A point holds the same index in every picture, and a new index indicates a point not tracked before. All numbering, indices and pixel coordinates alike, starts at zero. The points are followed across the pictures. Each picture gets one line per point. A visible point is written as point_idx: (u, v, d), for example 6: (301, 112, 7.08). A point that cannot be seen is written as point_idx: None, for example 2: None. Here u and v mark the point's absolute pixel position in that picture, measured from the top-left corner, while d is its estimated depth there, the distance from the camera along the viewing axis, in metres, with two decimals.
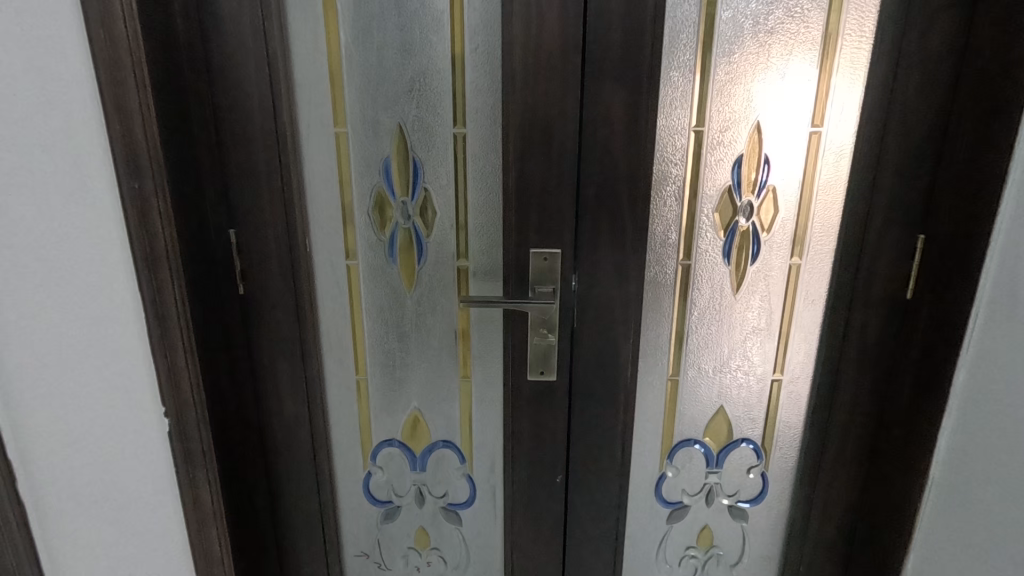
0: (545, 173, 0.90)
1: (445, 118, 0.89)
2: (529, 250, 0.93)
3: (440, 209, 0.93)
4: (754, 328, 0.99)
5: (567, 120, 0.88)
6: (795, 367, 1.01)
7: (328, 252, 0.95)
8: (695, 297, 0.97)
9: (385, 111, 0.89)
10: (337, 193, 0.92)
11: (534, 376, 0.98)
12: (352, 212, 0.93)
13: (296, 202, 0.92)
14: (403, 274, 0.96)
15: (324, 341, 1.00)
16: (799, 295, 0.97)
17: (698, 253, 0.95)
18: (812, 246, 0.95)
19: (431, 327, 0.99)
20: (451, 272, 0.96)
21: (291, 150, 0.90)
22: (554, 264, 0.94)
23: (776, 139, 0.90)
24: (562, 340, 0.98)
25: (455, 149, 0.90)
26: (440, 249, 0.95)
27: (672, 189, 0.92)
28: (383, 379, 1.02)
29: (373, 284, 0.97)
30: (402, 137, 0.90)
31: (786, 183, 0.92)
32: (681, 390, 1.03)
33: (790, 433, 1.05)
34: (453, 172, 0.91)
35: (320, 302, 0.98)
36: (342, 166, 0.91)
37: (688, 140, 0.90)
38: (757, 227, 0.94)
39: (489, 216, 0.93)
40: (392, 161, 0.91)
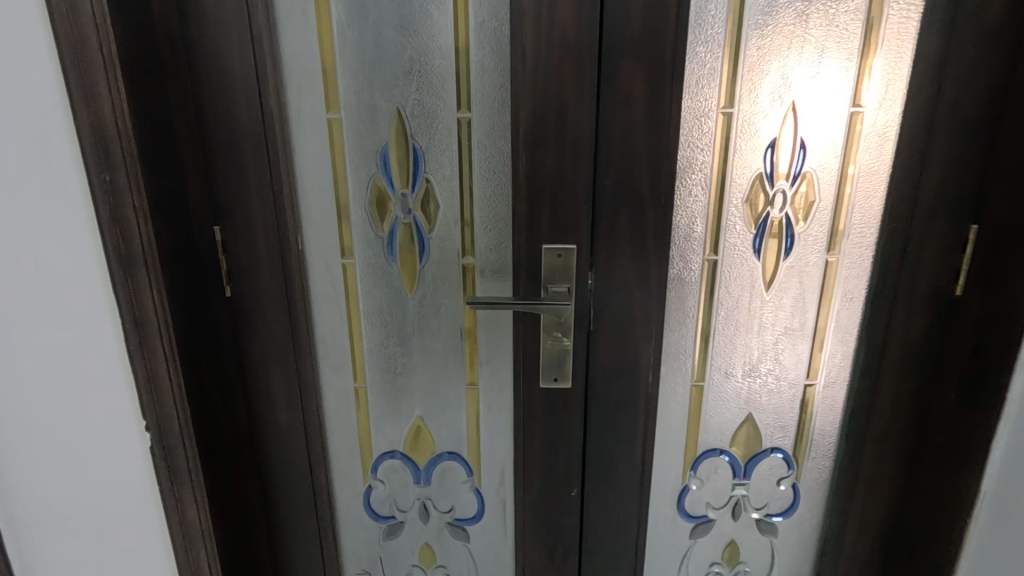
0: (559, 159, 0.82)
1: (449, 102, 0.81)
2: (543, 246, 0.85)
3: (443, 203, 0.85)
4: (786, 329, 0.91)
5: (583, 102, 0.80)
6: (830, 370, 0.93)
7: (322, 251, 0.88)
8: (722, 295, 0.89)
9: (382, 95, 0.81)
10: (332, 186, 0.85)
11: (547, 384, 0.90)
12: (347, 206, 0.85)
13: (286, 195, 0.84)
14: (404, 273, 0.88)
15: (319, 346, 0.92)
16: (837, 293, 0.89)
17: (726, 247, 0.87)
18: (851, 239, 0.86)
19: (435, 330, 0.91)
20: (456, 270, 0.88)
21: (280, 139, 0.82)
22: (569, 261, 0.85)
23: (813, 122, 0.82)
24: (578, 343, 0.90)
25: (459, 136, 0.82)
26: (444, 246, 0.87)
27: (698, 178, 0.84)
28: (383, 386, 0.94)
29: (372, 285, 0.89)
30: (401, 123, 0.82)
31: (824, 169, 0.83)
32: (706, 397, 0.95)
33: (824, 442, 0.97)
34: (458, 161, 0.83)
35: (315, 304, 0.90)
36: (336, 156, 0.83)
37: (716, 123, 0.82)
38: (791, 218, 0.85)
39: (498, 210, 0.85)
40: (390, 150, 0.83)
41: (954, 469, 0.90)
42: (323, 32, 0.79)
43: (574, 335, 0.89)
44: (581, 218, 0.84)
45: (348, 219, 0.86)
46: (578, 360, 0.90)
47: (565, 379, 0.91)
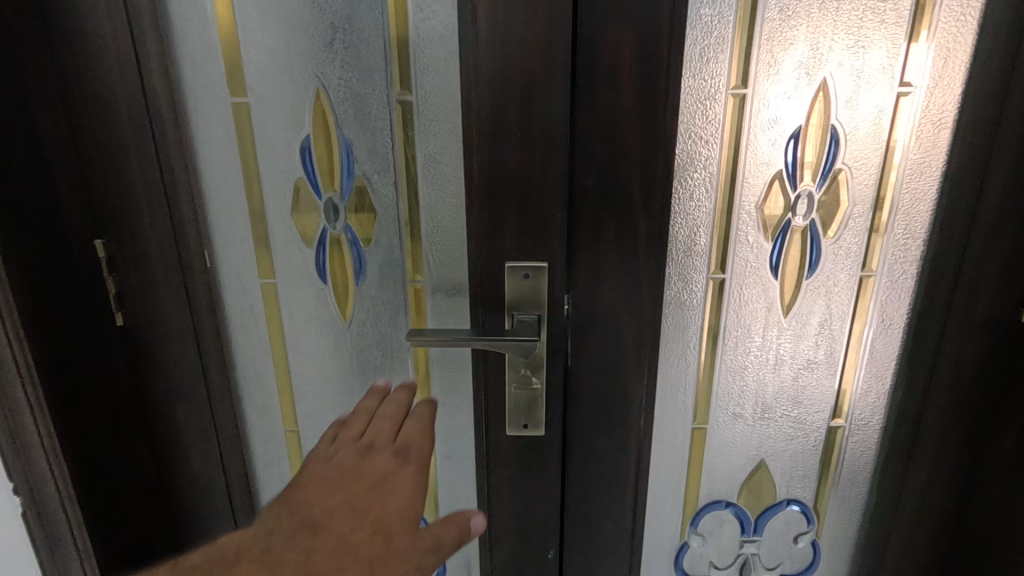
0: (526, 155, 0.63)
1: (385, 82, 0.64)
2: (505, 263, 0.67)
3: (381, 209, 0.68)
4: (808, 363, 0.74)
5: (556, 79, 0.61)
6: (861, 411, 0.77)
7: (237, 268, 0.71)
8: (731, 321, 0.72)
9: (301, 73, 0.64)
10: (243, 188, 0.68)
11: (515, 432, 0.73)
12: (264, 214, 0.69)
13: (187, 201, 0.68)
14: (337, 296, 0.72)
15: (240, 383, 0.75)
16: (872, 318, 0.72)
17: (736, 262, 0.70)
18: (892, 253, 0.69)
19: (378, 365, 0.74)
20: (402, 292, 0.71)
21: (174, 129, 0.65)
22: (539, 283, 0.68)
23: (848, 106, 0.64)
24: (553, 382, 0.72)
25: (399, 125, 0.65)
26: (386, 263, 0.70)
27: (702, 177, 0.67)
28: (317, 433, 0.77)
29: (299, 310, 0.72)
30: (325, 109, 0.65)
31: (860, 165, 0.66)
32: (710, 442, 0.78)
33: (852, 493, 0.81)
34: (399, 158, 0.66)
35: (230, 335, 0.73)
36: (246, 151, 0.66)
37: (725, 107, 0.65)
38: (817, 228, 0.69)
39: (451, 218, 0.68)
40: (313, 143, 0.66)
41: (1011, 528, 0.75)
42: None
43: (547, 373, 0.72)
44: (555, 229, 0.66)
45: (267, 229, 0.69)
46: (553, 403, 0.73)
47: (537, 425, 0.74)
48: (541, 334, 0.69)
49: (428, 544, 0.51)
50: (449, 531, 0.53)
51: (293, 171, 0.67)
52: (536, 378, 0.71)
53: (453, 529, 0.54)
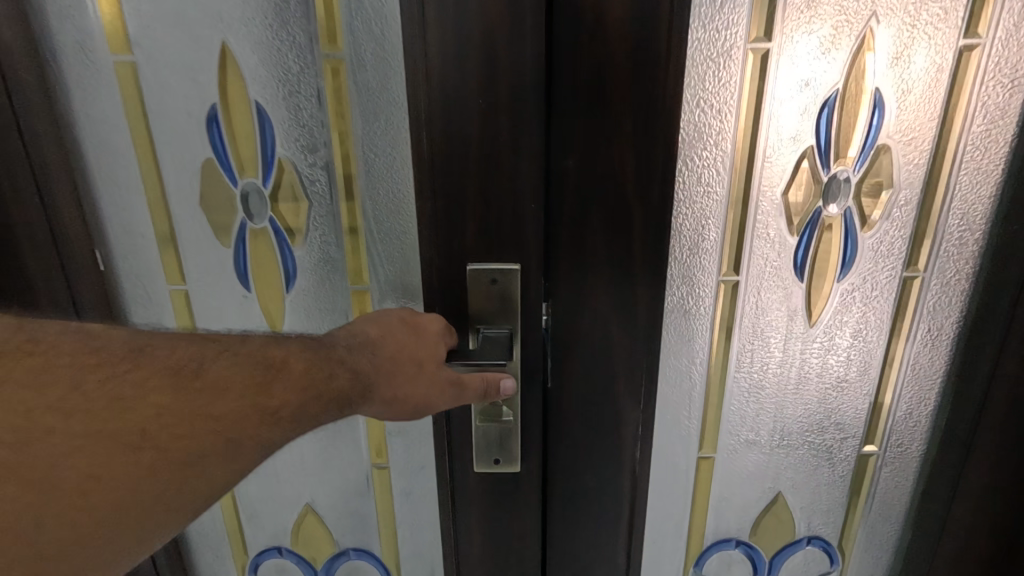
0: (489, 130, 0.50)
1: (309, 37, 0.50)
2: (468, 265, 0.54)
3: (314, 199, 0.55)
4: (838, 381, 0.62)
5: (526, 30, 0.48)
6: (898, 436, 0.64)
7: (140, 272, 0.58)
8: (746, 331, 0.60)
9: (199, 22, 0.50)
10: (142, 175, 0.54)
11: (485, 468, 0.61)
12: (168, 205, 0.55)
13: (65, 190, 0.54)
14: (266, 307, 0.59)
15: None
16: (917, 327, 0.60)
17: (753, 261, 0.57)
18: (942, 249, 0.57)
19: None
20: (343, 299, 0.58)
21: (42, 97, 0.52)
22: (511, 288, 0.55)
23: (896, 65, 0.51)
24: (529, 409, 0.60)
25: (330, 93, 0.51)
26: (322, 265, 0.57)
27: (713, 155, 0.53)
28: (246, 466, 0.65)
29: (218, 322, 0.59)
30: (235, 71, 0.51)
31: (908, 140, 0.53)
32: (718, 474, 0.66)
33: (883, 528, 0.69)
34: (333, 134, 0.52)
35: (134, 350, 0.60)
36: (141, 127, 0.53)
37: (743, 66, 0.51)
38: (853, 218, 0.56)
39: (400, 210, 0.54)
40: (224, 115, 0.52)
41: None
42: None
43: (522, 399, 0.59)
44: (528, 223, 0.53)
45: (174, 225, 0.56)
46: (531, 433, 0.61)
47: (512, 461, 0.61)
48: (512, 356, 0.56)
49: (455, 388, 0.51)
50: (477, 383, 0.52)
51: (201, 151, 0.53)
52: (508, 407, 0.58)
53: (481, 382, 0.52)
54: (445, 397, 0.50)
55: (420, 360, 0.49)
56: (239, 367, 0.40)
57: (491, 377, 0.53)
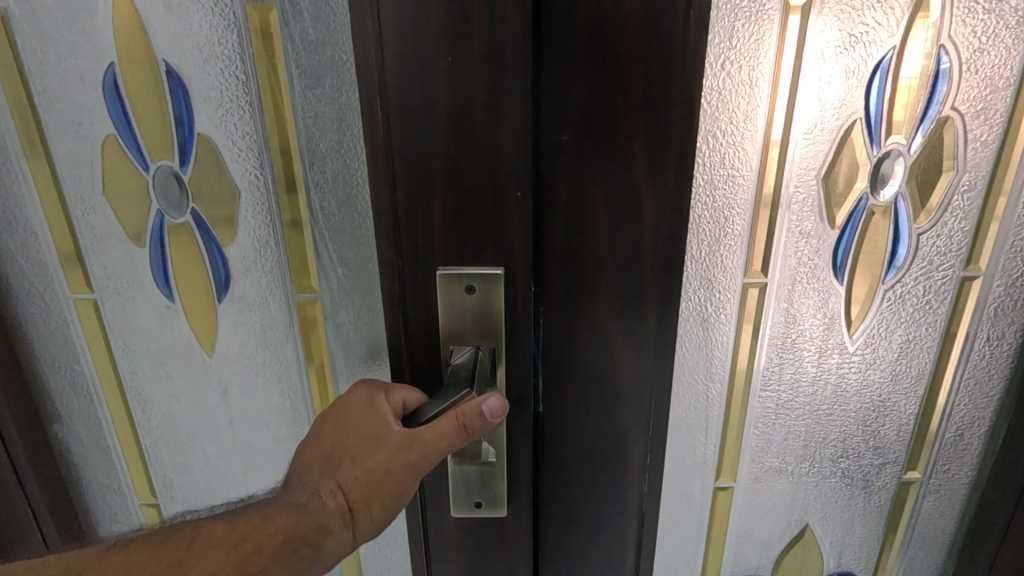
0: (462, 92, 0.40)
1: (233, 6, 0.49)
2: (437, 271, 0.44)
3: (243, 183, 0.53)
4: (880, 400, 0.53)
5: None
6: (946, 460, 0.55)
7: (30, 263, 0.59)
8: (773, 343, 0.50)
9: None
10: (37, 164, 0.57)
11: (464, 514, 0.51)
12: (72, 186, 0.57)
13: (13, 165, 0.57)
14: (189, 303, 0.58)
15: (87, 387, 0.63)
16: (974, 335, 0.50)
17: (786, 258, 0.47)
18: (1008, 244, 0.48)
19: (266, 368, 0.59)
20: (277, 279, 0.55)
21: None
22: (488, 296, 0.45)
23: (969, 19, 0.42)
24: (516, 439, 0.50)
25: (259, 64, 0.50)
26: (258, 257, 0.55)
27: (739, 129, 0.44)
28: (163, 449, 0.65)
29: (137, 311, 0.60)
30: (160, 43, 0.51)
31: (975, 111, 0.44)
32: (736, 506, 0.57)
33: (924, 563, 0.60)
34: (259, 110, 0.51)
35: (25, 338, 0.62)
36: (42, 109, 0.55)
37: (781, 17, 0.41)
38: (904, 205, 0.46)
39: (339, 197, 0.52)
40: (155, 90, 0.53)
41: None
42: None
43: (508, 428, 0.49)
44: (514, 216, 0.43)
45: (82, 208, 0.58)
46: (520, 468, 0.51)
47: (498, 505, 0.51)
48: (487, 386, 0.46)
49: (417, 450, 0.42)
50: (446, 425, 0.42)
51: (126, 128, 0.54)
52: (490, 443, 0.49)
53: (452, 421, 0.42)
54: (409, 471, 0.43)
55: (367, 442, 0.43)
56: (148, 551, 0.38)
57: (466, 410, 0.43)
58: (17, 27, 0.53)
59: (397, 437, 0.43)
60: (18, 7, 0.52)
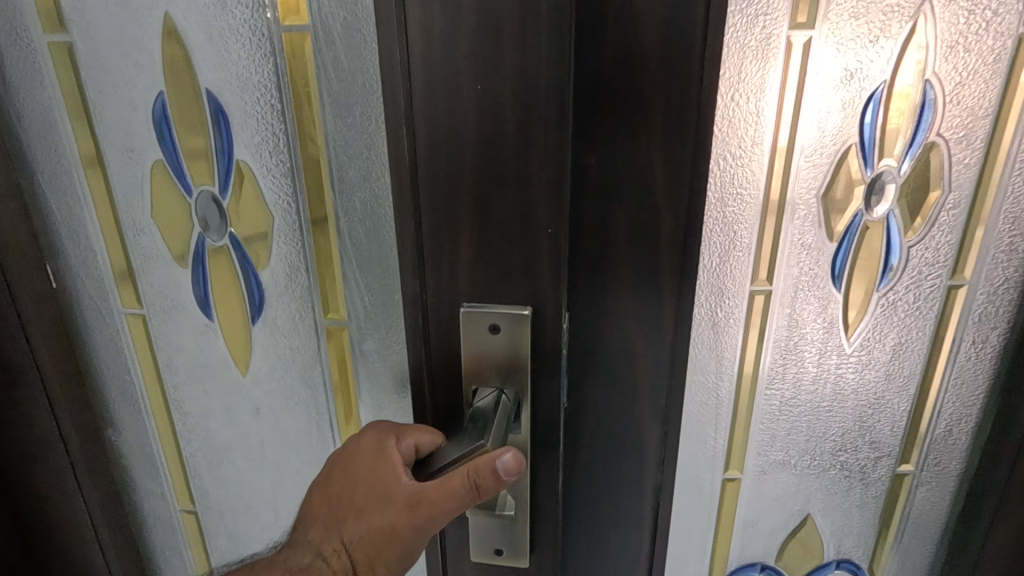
0: (490, 124, 0.44)
1: (272, 38, 0.54)
2: (460, 308, 0.50)
3: (276, 209, 0.59)
4: (876, 398, 0.57)
5: (541, 3, 0.41)
6: (937, 453, 0.60)
7: (89, 278, 0.65)
8: (776, 345, 0.55)
9: (183, 31, 0.56)
10: (98, 188, 0.63)
11: (486, 561, 0.57)
12: (125, 208, 0.63)
13: (81, 188, 0.63)
14: (225, 324, 0.64)
15: (142, 391, 0.69)
16: (961, 338, 0.55)
17: (789, 268, 0.52)
18: (990, 255, 0.52)
19: (302, 371, 0.63)
20: (314, 290, 0.60)
21: (62, 104, 0.60)
22: (509, 341, 0.49)
23: (949, 55, 0.47)
24: (541, 447, 0.53)
25: (295, 94, 0.55)
26: (288, 282, 0.61)
27: (745, 153, 0.49)
28: (206, 451, 0.71)
29: (180, 327, 0.66)
30: (212, 73, 0.56)
31: (957, 136, 0.49)
32: (743, 496, 0.62)
33: (918, 550, 0.65)
34: (295, 138, 0.56)
35: (85, 345, 0.67)
36: (105, 139, 0.61)
37: (783, 54, 0.46)
38: (896, 220, 0.52)
39: (366, 230, 0.57)
40: (206, 116, 0.58)
41: None
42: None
43: (533, 437, 0.53)
44: (538, 236, 0.47)
45: (133, 228, 0.64)
46: (543, 476, 0.54)
47: (518, 555, 0.56)
48: (506, 428, 0.50)
49: (426, 504, 0.47)
50: (457, 482, 0.47)
51: (174, 153, 0.60)
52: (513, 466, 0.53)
53: (462, 478, 0.47)
54: (418, 522, 0.47)
55: (381, 492, 0.48)
56: None
57: (477, 470, 0.46)
58: (85, 61, 0.59)
59: (409, 492, 0.47)
60: (86, 43, 0.58)
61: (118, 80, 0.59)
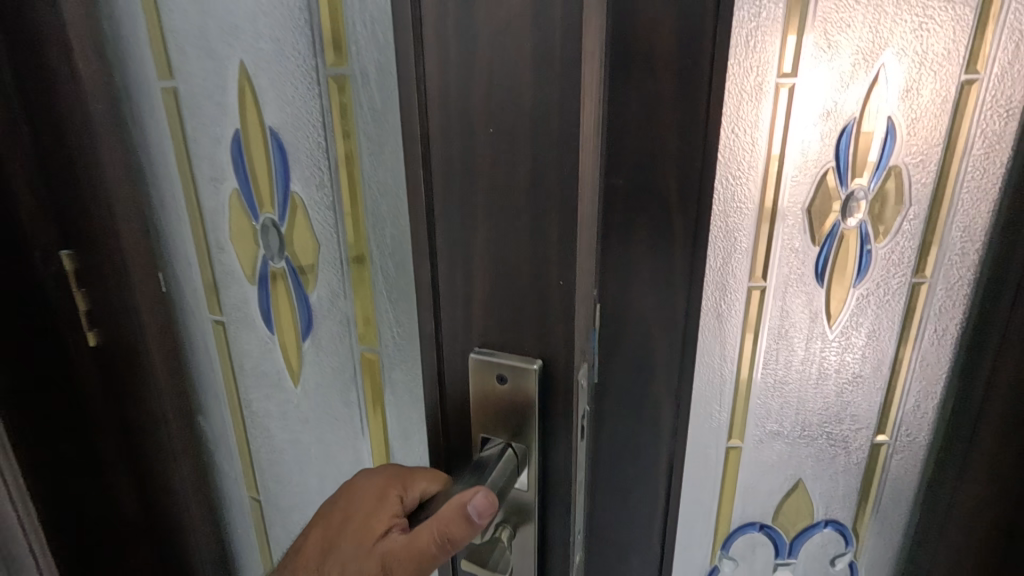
0: (505, 146, 0.41)
1: (319, 83, 0.65)
2: (471, 352, 0.48)
3: (321, 235, 0.70)
4: (854, 377, 0.68)
5: (554, 17, 0.37)
6: (907, 426, 0.71)
7: (189, 284, 0.79)
8: (769, 334, 0.67)
9: (253, 80, 0.67)
10: (193, 211, 0.75)
11: None
12: (211, 227, 0.75)
13: (185, 205, 0.75)
14: (283, 335, 0.76)
15: (228, 376, 0.82)
16: (924, 327, 0.66)
17: (778, 269, 0.64)
18: (947, 257, 0.63)
19: (331, 373, 0.75)
20: (349, 305, 0.71)
21: (173, 136, 0.73)
22: (515, 391, 0.46)
23: (906, 98, 0.58)
24: (552, 482, 0.49)
25: (337, 135, 0.66)
26: (331, 306, 0.72)
27: (742, 174, 0.61)
28: (275, 431, 0.82)
29: (247, 336, 0.79)
30: (275, 113, 0.68)
31: (916, 161, 0.60)
32: (743, 462, 0.73)
33: (894, 511, 0.76)
34: (336, 170, 0.67)
35: (187, 338, 0.81)
36: (198, 168, 0.73)
37: (772, 97, 0.58)
38: (868, 229, 0.63)
39: (393, 260, 0.68)
40: (268, 151, 0.69)
41: None
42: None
43: None
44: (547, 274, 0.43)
45: (216, 247, 0.76)
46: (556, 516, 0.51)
47: None
48: (508, 482, 0.48)
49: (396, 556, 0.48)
50: (425, 539, 0.47)
51: (245, 183, 0.72)
52: (515, 508, 0.50)
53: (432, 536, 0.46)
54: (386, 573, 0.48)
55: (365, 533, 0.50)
56: None
57: (443, 525, 0.46)
58: (188, 100, 0.71)
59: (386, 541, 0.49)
60: (189, 88, 0.70)
61: (208, 119, 0.71)
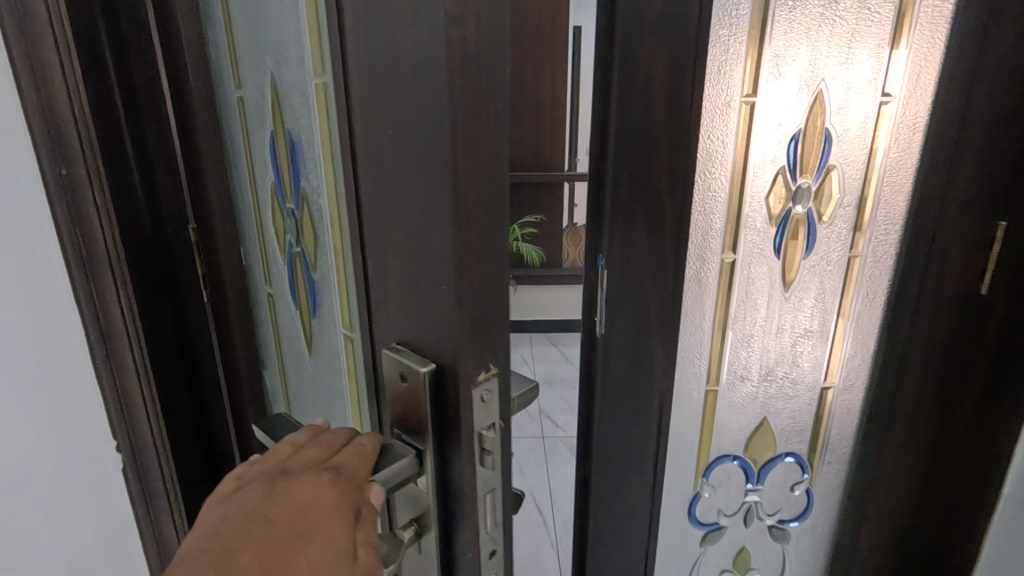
0: (404, 155, 0.38)
1: (306, 85, 0.65)
2: (386, 345, 0.44)
3: (318, 227, 0.72)
4: (805, 331, 0.87)
5: None
6: (847, 372, 0.90)
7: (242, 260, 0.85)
8: (738, 296, 0.85)
9: (275, 82, 0.71)
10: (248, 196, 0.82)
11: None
12: (258, 210, 0.82)
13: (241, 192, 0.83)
14: (302, 311, 0.81)
15: (271, 348, 0.89)
16: (859, 291, 0.85)
17: (744, 244, 0.82)
18: (874, 237, 0.83)
19: (326, 352, 0.79)
20: (332, 294, 0.73)
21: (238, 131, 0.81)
22: (412, 396, 0.42)
23: (838, 113, 0.77)
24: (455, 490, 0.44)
25: (320, 132, 0.65)
26: (326, 294, 0.75)
27: (717, 170, 0.79)
28: (303, 398, 0.89)
29: (284, 312, 0.85)
30: (286, 110, 0.71)
31: (848, 162, 0.79)
32: (719, 402, 0.90)
33: (841, 443, 0.95)
34: (320, 167, 0.68)
35: None
36: (250, 159, 0.79)
37: (738, 113, 0.77)
38: (814, 214, 0.81)
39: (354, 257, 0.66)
40: (284, 146, 0.73)
41: (977, 463, 0.87)
42: (225, 15, 0.74)
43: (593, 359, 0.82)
44: (434, 278, 0.39)
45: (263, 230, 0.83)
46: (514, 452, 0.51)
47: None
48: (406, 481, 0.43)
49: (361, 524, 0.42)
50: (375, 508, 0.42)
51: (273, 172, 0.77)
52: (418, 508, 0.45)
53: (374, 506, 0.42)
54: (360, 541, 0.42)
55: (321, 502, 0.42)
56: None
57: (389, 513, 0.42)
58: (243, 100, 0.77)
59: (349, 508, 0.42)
60: (243, 89, 0.77)
61: (254, 118, 0.77)
